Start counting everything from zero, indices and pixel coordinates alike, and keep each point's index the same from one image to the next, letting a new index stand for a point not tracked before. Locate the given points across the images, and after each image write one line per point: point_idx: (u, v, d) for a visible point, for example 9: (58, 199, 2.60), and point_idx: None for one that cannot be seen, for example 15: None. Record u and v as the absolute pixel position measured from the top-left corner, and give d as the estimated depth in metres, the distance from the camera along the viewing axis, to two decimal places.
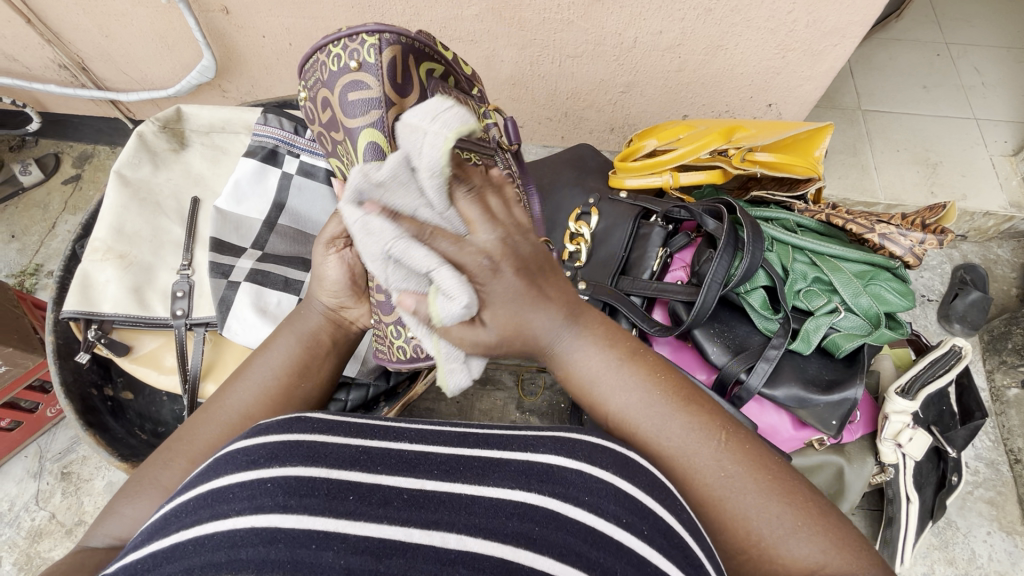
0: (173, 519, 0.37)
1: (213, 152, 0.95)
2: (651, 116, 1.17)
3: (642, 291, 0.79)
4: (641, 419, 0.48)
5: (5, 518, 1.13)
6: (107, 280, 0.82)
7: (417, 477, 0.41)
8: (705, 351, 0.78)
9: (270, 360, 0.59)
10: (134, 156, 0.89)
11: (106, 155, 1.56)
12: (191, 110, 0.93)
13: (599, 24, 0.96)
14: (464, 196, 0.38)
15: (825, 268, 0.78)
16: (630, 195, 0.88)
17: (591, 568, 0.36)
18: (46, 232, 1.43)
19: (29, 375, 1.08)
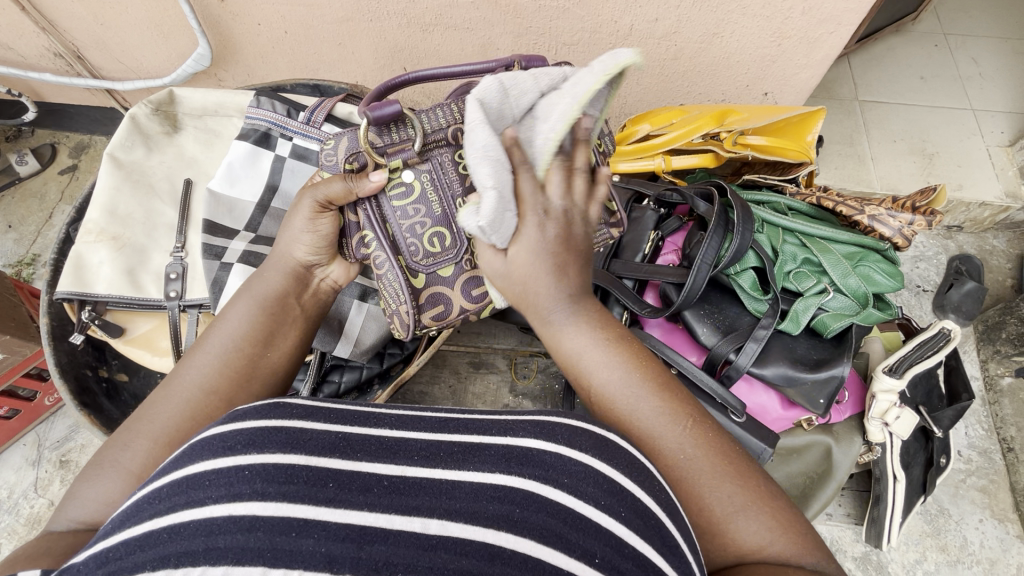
0: (146, 506, 0.37)
1: (205, 135, 0.94)
2: (647, 103, 1.17)
3: (634, 272, 0.79)
4: (624, 396, 0.52)
5: (5, 505, 1.14)
6: (100, 261, 0.83)
7: (397, 464, 0.41)
8: (695, 332, 0.78)
9: (225, 328, 0.59)
10: (126, 139, 0.89)
11: (103, 144, 1.57)
12: (184, 93, 0.91)
13: (595, 11, 0.96)
14: (524, 177, 0.55)
15: (814, 249, 0.78)
16: (622, 179, 0.89)
17: (570, 549, 0.37)
18: (43, 222, 1.43)
19: (27, 362, 1.08)
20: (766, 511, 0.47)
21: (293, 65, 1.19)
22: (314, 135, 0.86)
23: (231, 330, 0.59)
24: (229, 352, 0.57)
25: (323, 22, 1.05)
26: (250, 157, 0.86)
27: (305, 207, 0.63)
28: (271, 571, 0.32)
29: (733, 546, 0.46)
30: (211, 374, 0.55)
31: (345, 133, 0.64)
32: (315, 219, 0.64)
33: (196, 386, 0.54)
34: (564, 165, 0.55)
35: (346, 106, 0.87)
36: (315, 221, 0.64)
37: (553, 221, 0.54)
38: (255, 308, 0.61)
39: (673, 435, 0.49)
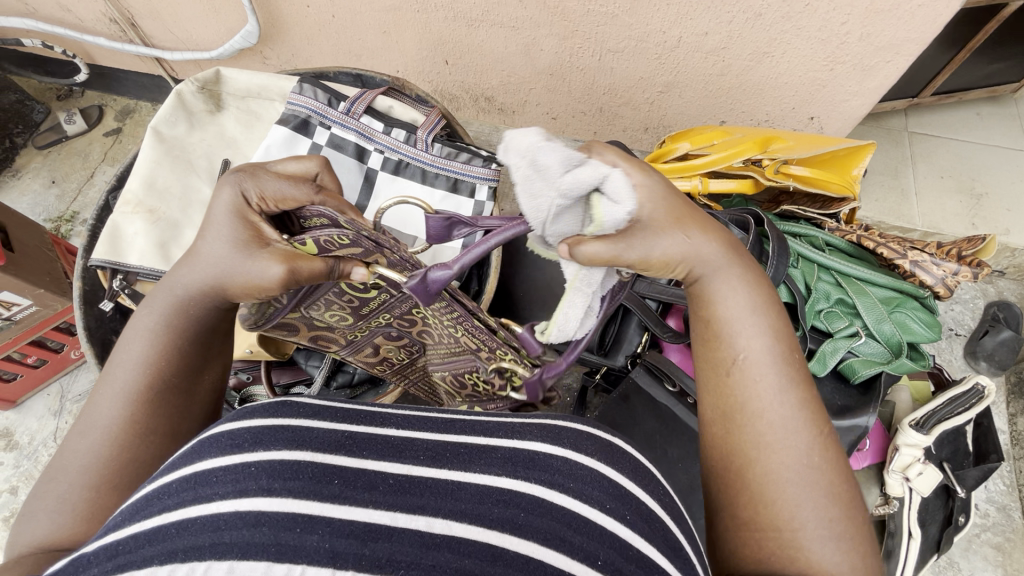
0: (155, 500, 0.37)
1: (247, 116, 0.95)
2: (688, 118, 1.15)
3: (659, 293, 0.78)
4: (759, 367, 0.49)
5: (26, 450, 1.19)
6: (135, 232, 0.85)
7: (403, 462, 0.42)
8: None
9: (132, 352, 0.54)
10: (171, 114, 0.91)
11: (147, 111, 1.60)
12: (230, 73, 0.93)
13: (644, 20, 0.94)
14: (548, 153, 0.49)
15: (850, 290, 0.76)
16: None
17: (572, 552, 0.38)
18: (85, 181, 1.49)
19: (57, 317, 1.12)
20: (853, 549, 0.45)
21: (337, 48, 1.20)
22: (352, 126, 0.87)
23: (137, 363, 0.54)
24: (146, 387, 0.53)
25: (371, 9, 1.06)
26: (288, 142, 0.86)
27: (258, 266, 0.53)
28: (277, 566, 0.33)
29: (801, 564, 0.44)
30: (126, 409, 0.52)
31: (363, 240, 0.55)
32: (263, 292, 0.55)
33: (113, 424, 0.51)
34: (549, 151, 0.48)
35: (386, 99, 0.90)
36: (265, 292, 0.55)
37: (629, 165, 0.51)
38: (160, 332, 0.55)
39: (798, 437, 0.47)
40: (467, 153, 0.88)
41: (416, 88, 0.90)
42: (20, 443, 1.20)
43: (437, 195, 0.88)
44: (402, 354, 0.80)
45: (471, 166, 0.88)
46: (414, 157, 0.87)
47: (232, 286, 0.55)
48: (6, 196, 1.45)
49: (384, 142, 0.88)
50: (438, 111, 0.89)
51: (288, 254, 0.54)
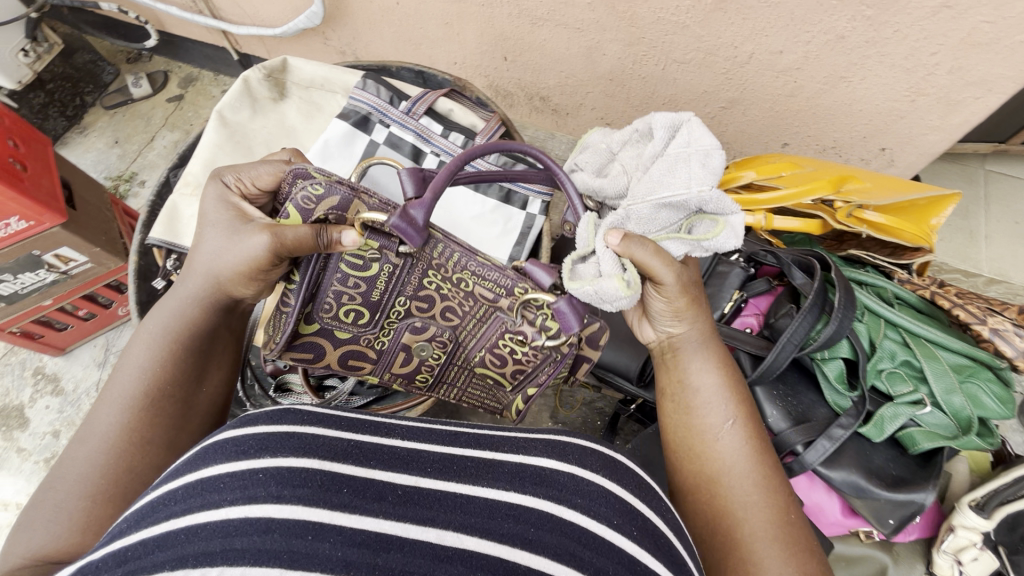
0: (161, 507, 0.39)
1: (309, 107, 0.96)
2: (749, 137, 1.10)
3: None
4: (728, 432, 0.62)
5: (70, 396, 1.26)
6: (192, 215, 0.87)
7: (411, 473, 0.44)
8: (764, 412, 0.73)
9: (135, 357, 0.61)
10: (236, 100, 0.92)
11: (208, 80, 1.64)
12: (297, 63, 0.94)
13: (716, 33, 0.90)
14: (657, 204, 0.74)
15: (919, 352, 0.71)
16: None
17: (582, 566, 0.40)
18: (146, 143, 1.54)
19: (109, 275, 1.17)
20: None
21: (398, 35, 1.19)
22: (411, 127, 0.86)
23: (137, 369, 0.60)
24: (142, 394, 0.59)
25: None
26: (347, 138, 0.86)
27: (247, 242, 0.59)
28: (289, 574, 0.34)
29: None
30: (125, 415, 0.57)
31: (337, 190, 0.59)
32: (254, 266, 0.60)
33: (112, 428, 0.56)
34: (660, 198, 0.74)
35: (446, 102, 0.89)
36: (258, 265, 0.60)
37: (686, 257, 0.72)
38: (162, 342, 0.61)
39: (752, 495, 0.58)
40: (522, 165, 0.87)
41: (477, 91, 0.87)
42: (66, 389, 1.26)
43: (488, 204, 0.86)
44: (436, 352, 0.75)
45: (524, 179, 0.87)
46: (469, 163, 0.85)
47: (224, 270, 0.61)
48: (72, 152, 1.52)
49: (440, 145, 0.86)
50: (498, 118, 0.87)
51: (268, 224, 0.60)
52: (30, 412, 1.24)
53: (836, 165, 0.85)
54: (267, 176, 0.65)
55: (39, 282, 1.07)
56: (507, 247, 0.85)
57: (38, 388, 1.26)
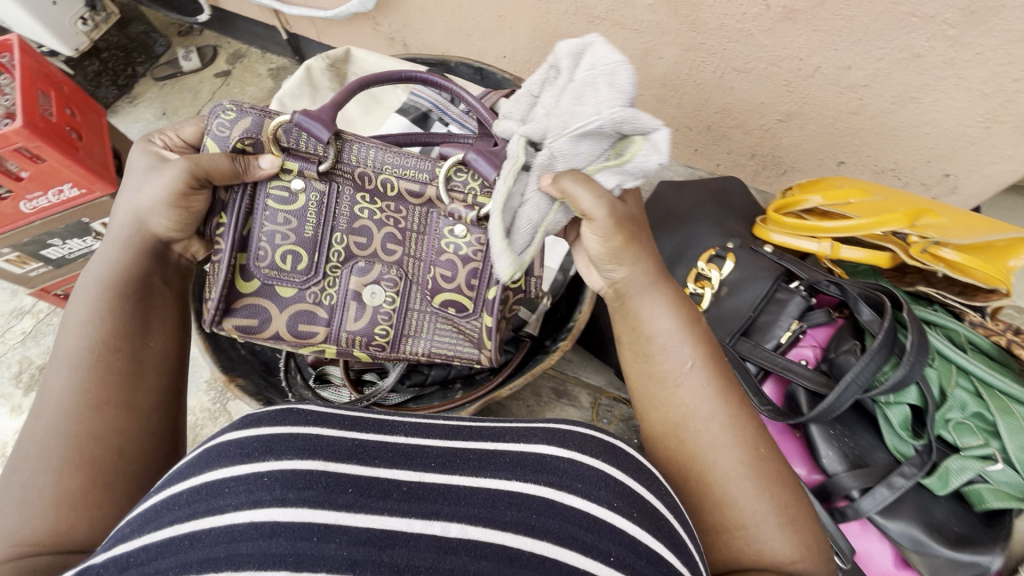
0: (165, 512, 0.40)
1: (368, 100, 0.95)
2: (803, 152, 1.06)
3: (762, 360, 0.74)
4: (694, 376, 0.57)
5: None
6: None
7: (415, 469, 0.45)
8: (819, 453, 0.71)
9: (74, 313, 0.57)
10: (297, 88, 0.91)
11: (256, 57, 1.65)
12: (360, 54, 0.94)
13: (781, 44, 0.87)
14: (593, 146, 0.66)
15: (992, 405, 0.69)
16: (776, 252, 0.81)
17: (585, 549, 0.41)
18: (192, 116, 1.56)
19: None
20: (798, 535, 0.50)
21: (450, 25, 1.18)
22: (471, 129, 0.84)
23: (76, 325, 0.56)
24: (86, 346, 0.55)
25: None
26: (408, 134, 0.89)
27: (171, 176, 0.59)
28: None
29: (766, 557, 0.49)
30: (70, 374, 0.53)
31: (249, 114, 0.64)
32: (179, 195, 0.60)
33: (64, 387, 0.52)
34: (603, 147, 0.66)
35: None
36: (180, 196, 0.60)
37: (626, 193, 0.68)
38: (101, 291, 0.58)
39: (727, 443, 0.54)
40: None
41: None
42: None
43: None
44: (387, 297, 0.73)
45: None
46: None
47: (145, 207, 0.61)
48: (120, 121, 1.56)
49: None
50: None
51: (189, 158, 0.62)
52: None
53: (912, 196, 0.81)
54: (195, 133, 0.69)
55: (86, 248, 1.10)
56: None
57: None
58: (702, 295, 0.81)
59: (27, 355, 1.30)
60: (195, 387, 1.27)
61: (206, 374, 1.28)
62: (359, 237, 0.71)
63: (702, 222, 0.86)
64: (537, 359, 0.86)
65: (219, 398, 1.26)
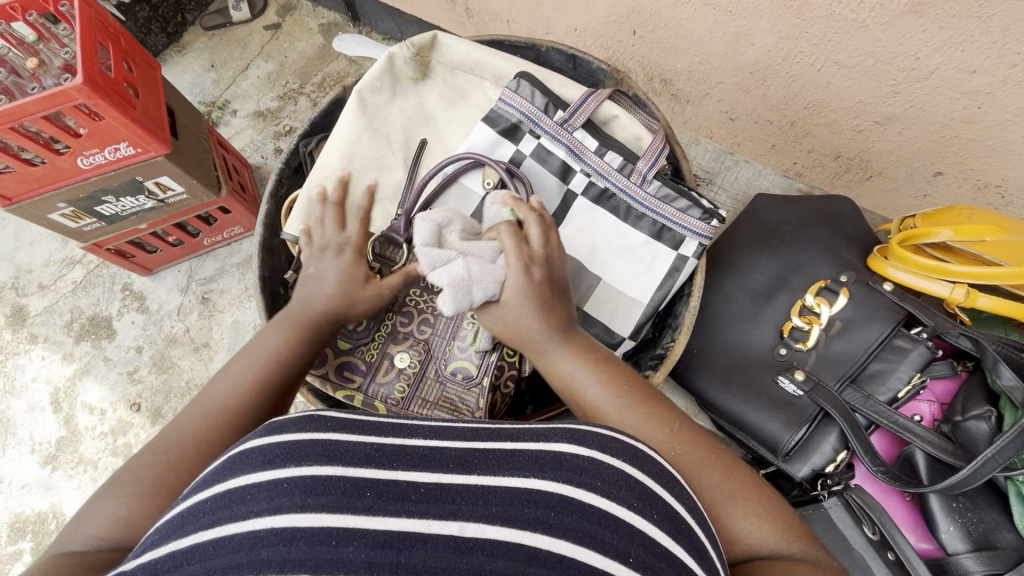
0: (190, 519, 0.38)
1: (453, 93, 0.83)
2: (895, 159, 0.97)
3: (874, 412, 0.73)
4: (606, 405, 0.56)
5: (153, 316, 1.31)
6: None
7: (432, 470, 0.41)
8: (935, 526, 0.69)
9: (256, 347, 0.61)
10: (378, 79, 0.80)
11: (307, 10, 1.57)
12: (449, 41, 0.81)
13: (897, 39, 0.78)
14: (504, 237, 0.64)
15: None
16: (897, 291, 0.76)
17: (604, 549, 0.38)
18: (240, 71, 1.52)
19: (201, 207, 1.17)
20: (750, 502, 0.50)
21: None
22: (563, 141, 0.75)
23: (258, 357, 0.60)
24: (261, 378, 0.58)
25: None
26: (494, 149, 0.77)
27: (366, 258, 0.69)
28: None
29: (735, 540, 0.49)
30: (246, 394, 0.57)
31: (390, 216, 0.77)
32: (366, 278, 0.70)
33: (222, 403, 0.55)
34: (512, 227, 0.65)
35: (612, 106, 0.77)
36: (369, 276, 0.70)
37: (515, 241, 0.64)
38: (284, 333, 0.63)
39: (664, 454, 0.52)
40: (687, 200, 0.73)
41: (638, 89, 0.76)
42: (150, 308, 1.31)
43: (636, 239, 0.75)
44: (413, 361, 0.73)
45: (686, 217, 0.72)
46: (623, 191, 0.74)
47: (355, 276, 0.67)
48: (169, 71, 1.52)
49: (593, 164, 0.75)
50: (665, 130, 0.76)
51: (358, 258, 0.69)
52: (117, 324, 1.30)
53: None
54: (331, 216, 0.72)
55: (138, 207, 1.08)
56: (650, 290, 0.75)
57: (125, 303, 1.32)
58: (809, 331, 0.78)
59: (77, 305, 1.32)
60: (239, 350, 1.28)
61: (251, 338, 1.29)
62: (404, 316, 0.74)
63: (807, 249, 0.83)
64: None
65: None
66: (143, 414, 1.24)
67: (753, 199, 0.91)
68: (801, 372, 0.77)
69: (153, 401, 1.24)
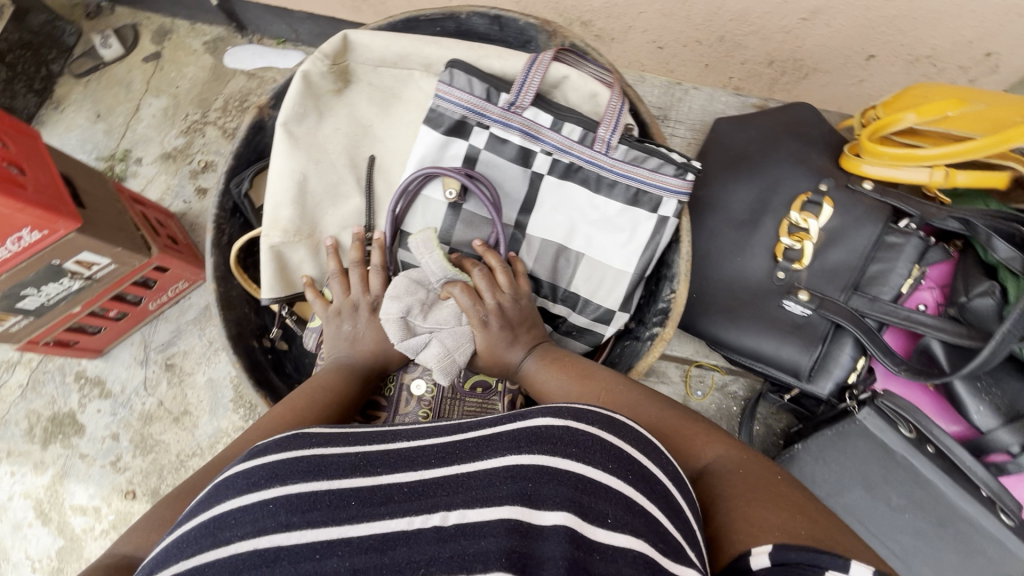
0: (175, 552, 0.36)
1: (384, 96, 0.76)
2: (826, 51, 0.96)
3: (881, 313, 0.76)
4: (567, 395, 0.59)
5: (120, 398, 1.22)
6: (301, 262, 0.75)
7: (415, 469, 0.42)
8: (968, 410, 0.73)
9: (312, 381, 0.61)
10: (300, 103, 0.71)
11: (185, 31, 1.43)
12: (360, 39, 0.72)
13: None
14: (457, 292, 0.63)
15: None
16: (875, 189, 0.79)
17: (581, 513, 0.38)
18: (131, 114, 1.38)
19: (135, 273, 1.07)
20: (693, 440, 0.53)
21: None
22: (516, 125, 0.69)
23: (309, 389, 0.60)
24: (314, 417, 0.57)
25: None
26: (445, 151, 0.71)
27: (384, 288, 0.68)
28: None
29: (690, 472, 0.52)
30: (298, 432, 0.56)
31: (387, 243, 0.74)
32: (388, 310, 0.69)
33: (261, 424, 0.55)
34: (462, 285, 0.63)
35: (560, 67, 0.70)
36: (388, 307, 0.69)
37: (470, 297, 0.62)
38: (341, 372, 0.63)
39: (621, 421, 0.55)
40: (659, 157, 0.68)
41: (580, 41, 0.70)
42: (113, 392, 1.22)
43: (613, 208, 0.71)
44: (431, 386, 0.68)
45: (660, 175, 0.69)
46: (590, 161, 0.69)
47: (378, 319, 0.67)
48: (52, 132, 1.37)
49: (553, 141, 0.70)
50: (620, 81, 0.70)
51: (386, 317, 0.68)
52: (83, 417, 1.21)
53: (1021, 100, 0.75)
54: (351, 278, 0.69)
55: (64, 291, 0.98)
56: (634, 258, 0.72)
57: (85, 392, 1.22)
58: (802, 249, 0.79)
59: (32, 408, 1.22)
60: (222, 408, 1.21)
61: (230, 393, 1.22)
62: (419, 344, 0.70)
63: (778, 167, 0.83)
64: (630, 347, 0.79)
65: (250, 415, 1.20)
66: (141, 500, 1.17)
67: (712, 125, 0.90)
68: (803, 292, 0.79)
69: (147, 483, 1.17)
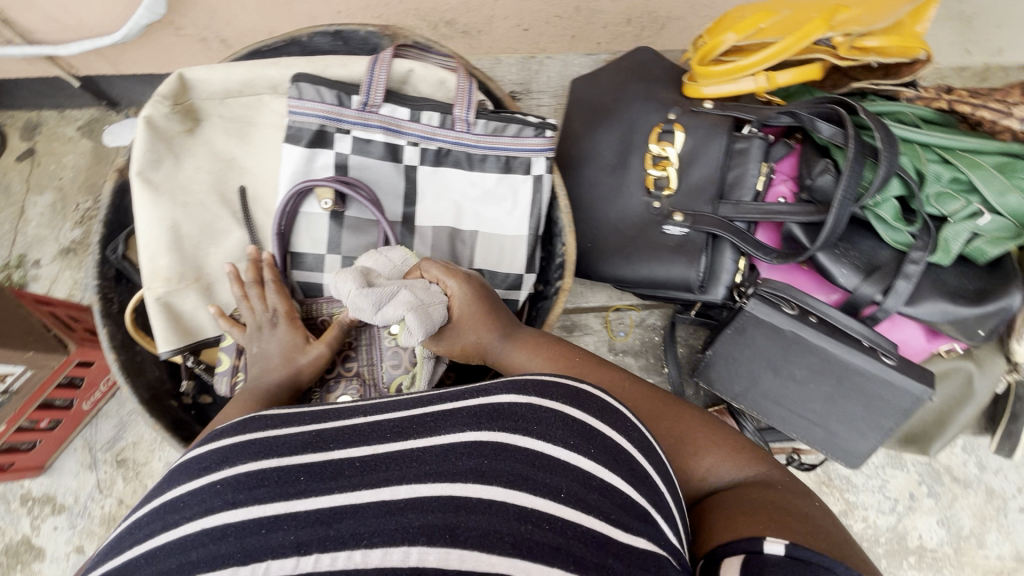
0: (129, 535, 0.38)
1: (239, 126, 0.77)
2: None
3: (748, 214, 0.81)
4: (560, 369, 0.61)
5: (75, 509, 1.15)
6: (192, 306, 0.76)
7: (369, 444, 0.42)
8: (833, 274, 0.79)
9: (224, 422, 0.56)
10: (150, 151, 0.72)
11: (55, 120, 1.37)
12: (196, 76, 0.73)
13: None
14: (429, 262, 0.65)
15: (962, 166, 0.77)
16: (718, 106, 0.85)
17: (537, 488, 0.39)
18: (17, 217, 1.31)
19: (56, 375, 1.02)
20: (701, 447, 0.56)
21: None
22: (375, 123, 0.72)
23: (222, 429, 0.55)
24: None
25: None
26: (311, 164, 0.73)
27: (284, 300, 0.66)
28: (242, 569, 0.34)
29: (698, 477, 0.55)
30: None
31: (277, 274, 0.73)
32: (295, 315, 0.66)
33: None
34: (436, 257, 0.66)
35: (403, 62, 0.74)
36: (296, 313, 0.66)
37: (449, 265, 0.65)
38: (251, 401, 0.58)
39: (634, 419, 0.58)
40: (517, 123, 0.74)
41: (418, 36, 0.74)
42: (66, 505, 1.15)
43: (490, 180, 0.76)
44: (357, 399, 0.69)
45: (523, 137, 0.74)
46: (455, 142, 0.73)
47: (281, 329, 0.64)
48: None
49: (417, 131, 0.73)
50: (463, 63, 0.75)
51: (296, 323, 0.65)
52: (39, 539, 1.14)
53: (815, 1, 0.86)
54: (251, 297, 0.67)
55: None
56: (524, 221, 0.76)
57: (35, 514, 1.15)
58: (668, 176, 0.85)
59: None
60: None
61: None
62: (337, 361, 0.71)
63: (634, 109, 0.89)
64: (543, 307, 0.81)
65: None
66: None
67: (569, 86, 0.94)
68: (678, 214, 0.83)
69: None
